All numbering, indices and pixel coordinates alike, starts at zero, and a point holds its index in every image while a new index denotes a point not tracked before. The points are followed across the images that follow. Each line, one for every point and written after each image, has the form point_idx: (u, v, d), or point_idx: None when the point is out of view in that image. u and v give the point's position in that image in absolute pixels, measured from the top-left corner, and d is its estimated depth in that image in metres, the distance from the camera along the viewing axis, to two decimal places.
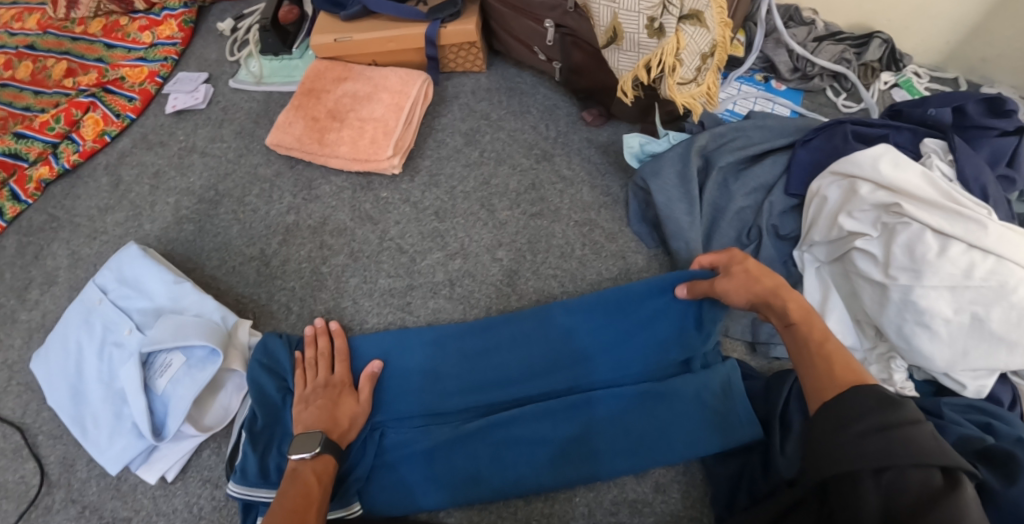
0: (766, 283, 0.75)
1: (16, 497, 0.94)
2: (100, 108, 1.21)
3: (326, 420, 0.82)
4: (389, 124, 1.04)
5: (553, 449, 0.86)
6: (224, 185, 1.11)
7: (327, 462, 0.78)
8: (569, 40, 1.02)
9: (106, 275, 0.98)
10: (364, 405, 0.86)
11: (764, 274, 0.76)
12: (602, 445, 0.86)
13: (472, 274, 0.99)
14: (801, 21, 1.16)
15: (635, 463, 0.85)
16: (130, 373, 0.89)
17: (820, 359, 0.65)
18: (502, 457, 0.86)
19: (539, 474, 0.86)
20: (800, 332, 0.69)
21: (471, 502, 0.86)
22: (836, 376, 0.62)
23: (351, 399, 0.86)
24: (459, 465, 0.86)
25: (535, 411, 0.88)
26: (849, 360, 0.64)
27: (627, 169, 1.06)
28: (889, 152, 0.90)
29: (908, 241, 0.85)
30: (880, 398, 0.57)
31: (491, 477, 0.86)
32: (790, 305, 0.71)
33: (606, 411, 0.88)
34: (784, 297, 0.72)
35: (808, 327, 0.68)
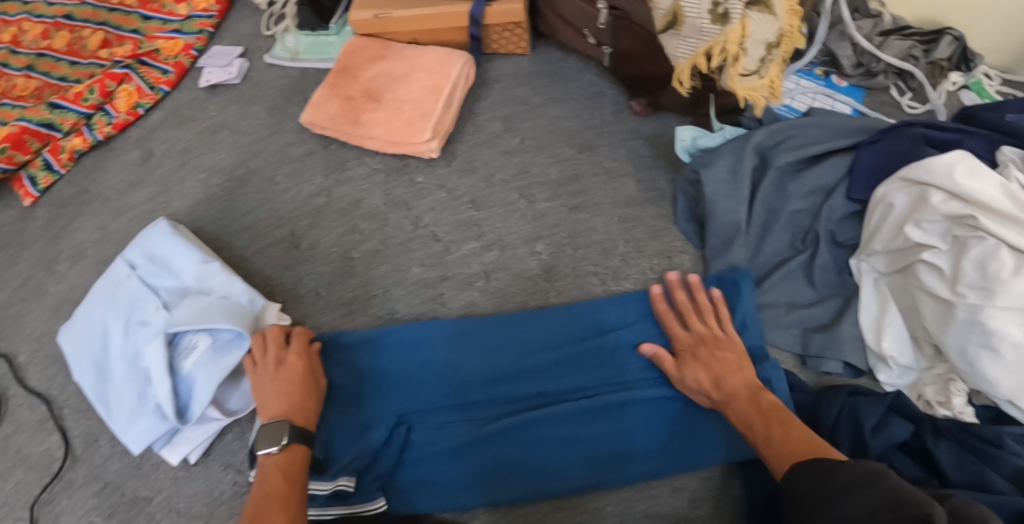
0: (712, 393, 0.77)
1: (40, 469, 0.95)
2: (134, 80, 1.18)
3: (287, 408, 0.78)
4: (427, 107, 1.00)
5: (581, 450, 0.83)
6: (254, 163, 1.08)
7: (295, 452, 0.74)
8: (622, 23, 0.95)
9: (134, 251, 0.96)
10: (322, 378, 0.85)
11: (708, 373, 0.78)
12: (632, 449, 0.83)
13: (508, 267, 0.94)
14: (867, 13, 1.03)
15: (666, 469, 0.82)
16: (155, 353, 0.86)
17: (772, 454, 0.67)
18: (523, 459, 0.83)
19: (566, 476, 0.82)
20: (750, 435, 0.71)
21: (493, 503, 0.82)
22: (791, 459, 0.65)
23: (300, 369, 0.82)
24: (482, 463, 0.83)
25: (563, 411, 0.85)
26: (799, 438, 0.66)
27: (676, 163, 1.00)
28: (965, 158, 0.82)
29: (980, 257, 0.78)
30: (823, 473, 0.58)
31: (515, 476, 0.83)
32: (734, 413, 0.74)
33: (633, 415, 0.84)
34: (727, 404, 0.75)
35: (751, 422, 0.71)
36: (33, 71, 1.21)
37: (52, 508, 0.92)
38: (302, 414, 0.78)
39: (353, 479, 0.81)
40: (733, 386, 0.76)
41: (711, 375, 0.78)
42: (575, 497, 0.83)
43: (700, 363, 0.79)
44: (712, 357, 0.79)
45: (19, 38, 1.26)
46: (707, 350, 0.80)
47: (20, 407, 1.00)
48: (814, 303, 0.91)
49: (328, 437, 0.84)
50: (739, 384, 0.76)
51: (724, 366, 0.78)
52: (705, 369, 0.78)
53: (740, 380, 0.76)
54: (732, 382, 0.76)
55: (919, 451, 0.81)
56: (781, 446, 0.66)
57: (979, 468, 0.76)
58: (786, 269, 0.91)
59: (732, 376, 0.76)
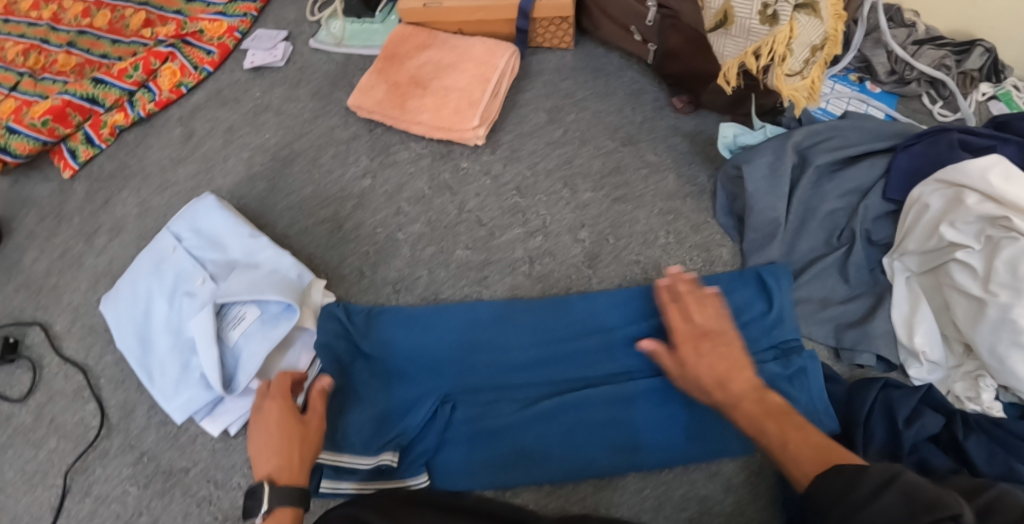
0: (715, 396, 0.71)
1: (75, 438, 0.95)
2: (178, 59, 1.20)
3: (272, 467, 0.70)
4: (475, 95, 1.02)
5: (602, 437, 0.85)
6: (299, 144, 1.09)
7: (281, 516, 0.67)
8: (669, 22, 0.98)
9: (179, 224, 0.97)
10: (312, 420, 0.77)
11: (712, 375, 0.71)
12: (648, 437, 0.85)
13: (552, 253, 0.97)
14: (901, 23, 1.09)
15: (686, 457, 0.84)
16: (202, 322, 0.87)
17: (791, 461, 0.62)
18: (550, 443, 0.85)
19: (586, 462, 0.84)
20: (763, 443, 0.66)
21: (516, 484, 0.84)
22: (809, 463, 0.60)
23: (276, 414, 0.74)
24: (513, 445, 0.85)
25: (590, 396, 0.86)
26: (817, 442, 0.61)
27: (715, 160, 1.03)
28: (1001, 162, 0.85)
29: (1011, 257, 0.81)
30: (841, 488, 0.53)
31: (540, 460, 0.84)
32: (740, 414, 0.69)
33: (652, 404, 0.85)
34: (733, 408, 0.69)
35: (766, 428, 0.65)
36: (73, 48, 1.22)
37: (87, 475, 0.93)
38: (282, 466, 0.70)
39: (397, 454, 0.84)
40: (739, 389, 0.70)
41: (715, 377, 0.71)
42: (615, 479, 0.86)
43: (702, 363, 0.72)
44: (714, 358, 0.72)
45: (59, 16, 1.26)
46: (710, 350, 0.73)
47: (56, 375, 1.00)
48: (847, 300, 0.94)
49: (369, 418, 0.85)
50: (745, 387, 0.70)
51: (727, 362, 0.72)
52: (707, 369, 0.72)
53: (742, 381, 0.70)
54: (738, 385, 0.70)
55: (948, 443, 0.83)
56: (796, 451, 0.61)
57: (1008, 461, 0.79)
58: (822, 265, 0.94)
59: (738, 378, 0.70)
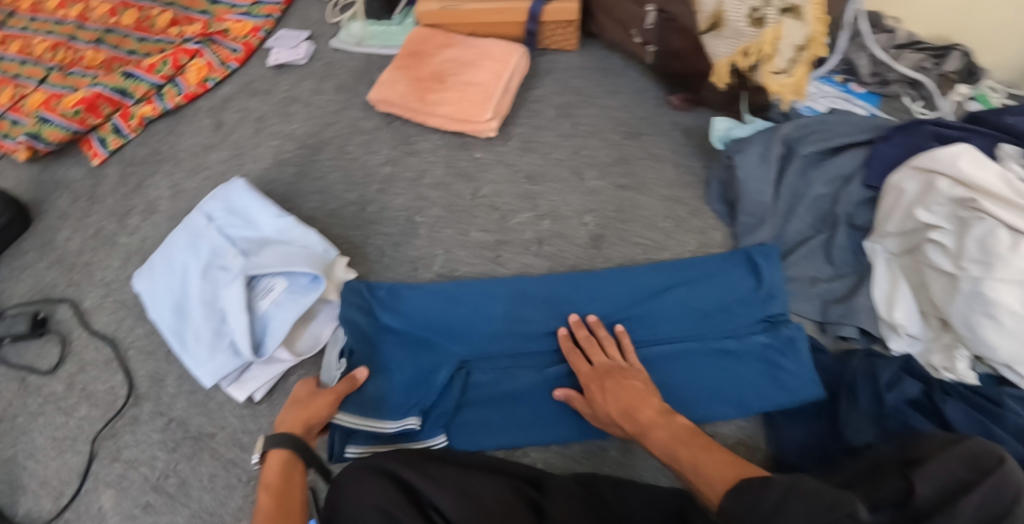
0: (626, 427, 0.79)
1: (104, 405, 1.01)
2: (205, 56, 1.27)
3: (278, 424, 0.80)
4: (490, 89, 1.10)
5: None
6: (325, 134, 1.17)
7: (275, 456, 0.75)
8: (670, 24, 1.06)
9: (212, 205, 1.04)
10: (324, 397, 0.84)
11: (619, 411, 0.81)
12: None
13: (561, 235, 1.04)
14: (882, 29, 1.20)
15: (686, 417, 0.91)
16: (235, 293, 0.94)
17: (703, 479, 0.67)
18: (556, 407, 0.91)
19: (585, 426, 0.90)
20: (674, 464, 0.73)
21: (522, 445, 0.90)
22: (718, 478, 0.66)
23: (299, 393, 0.85)
24: (525, 409, 0.91)
25: None
26: (719, 458, 0.68)
27: (710, 152, 1.12)
28: (968, 151, 0.94)
29: (981, 236, 0.89)
30: (747, 497, 0.59)
31: (547, 423, 0.91)
32: (653, 441, 0.76)
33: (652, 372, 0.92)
34: (645, 435, 0.77)
35: (679, 453, 0.72)
36: (101, 45, 1.29)
37: (116, 441, 0.97)
38: (290, 423, 0.79)
39: (420, 419, 0.89)
40: (646, 418, 0.78)
41: (624, 409, 0.80)
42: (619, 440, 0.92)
43: (610, 400, 0.82)
44: (618, 392, 0.82)
45: (87, 15, 1.34)
46: (614, 386, 0.83)
47: (86, 347, 1.05)
48: (832, 280, 1.02)
49: (394, 382, 0.91)
50: (650, 417, 0.78)
51: (632, 397, 0.81)
52: (615, 404, 0.81)
53: (649, 412, 0.79)
54: (644, 413, 0.78)
55: (930, 410, 0.89)
56: (705, 470, 0.68)
57: (984, 423, 0.86)
58: (809, 247, 1.02)
59: (642, 407, 0.79)
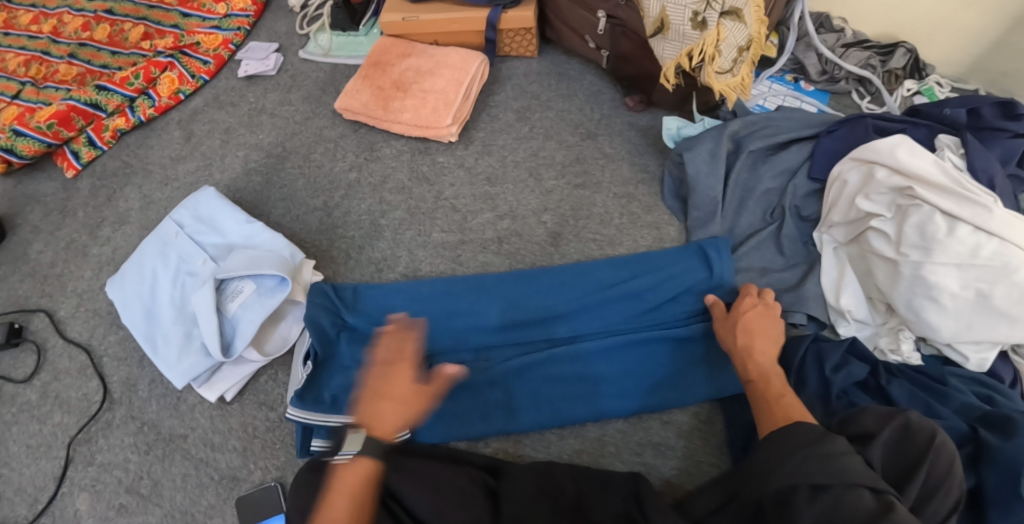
0: (741, 339, 0.88)
1: (79, 411, 1.03)
2: (176, 69, 1.31)
3: (373, 413, 0.74)
4: (450, 96, 1.14)
5: (569, 389, 0.95)
6: (292, 143, 1.21)
7: (360, 466, 0.72)
8: (619, 29, 1.12)
9: (182, 213, 1.07)
10: (422, 393, 0.76)
11: (751, 327, 0.89)
12: (611, 387, 0.95)
13: (518, 234, 1.08)
14: (830, 28, 1.24)
15: (650, 402, 0.95)
16: (204, 296, 0.97)
17: (779, 404, 0.79)
18: (526, 395, 0.95)
19: (556, 412, 0.94)
20: (758, 388, 0.83)
21: (491, 434, 0.94)
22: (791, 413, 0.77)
23: (398, 379, 0.76)
24: (496, 398, 0.95)
25: (560, 353, 0.96)
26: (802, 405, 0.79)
27: (663, 150, 1.16)
28: (906, 141, 0.99)
29: (919, 222, 0.93)
30: (818, 437, 0.70)
31: (520, 411, 0.94)
32: (753, 365, 0.85)
33: (615, 361, 0.97)
34: (750, 356, 0.86)
35: (771, 382, 0.83)
36: (74, 59, 1.33)
37: (91, 445, 1.00)
38: (379, 422, 0.73)
39: None
40: (759, 348, 0.87)
41: (750, 329, 0.89)
42: (577, 427, 0.96)
43: (754, 317, 0.91)
44: (763, 319, 0.91)
45: (59, 29, 1.37)
46: (760, 312, 0.91)
47: (61, 356, 1.08)
48: (782, 269, 1.05)
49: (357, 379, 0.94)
50: (766, 350, 0.87)
51: (765, 330, 0.89)
52: (748, 326, 0.89)
53: (769, 345, 0.88)
54: (760, 343, 0.87)
55: (874, 388, 0.93)
56: (789, 404, 0.79)
57: (927, 400, 0.89)
58: (759, 238, 1.06)
59: (766, 342, 0.88)
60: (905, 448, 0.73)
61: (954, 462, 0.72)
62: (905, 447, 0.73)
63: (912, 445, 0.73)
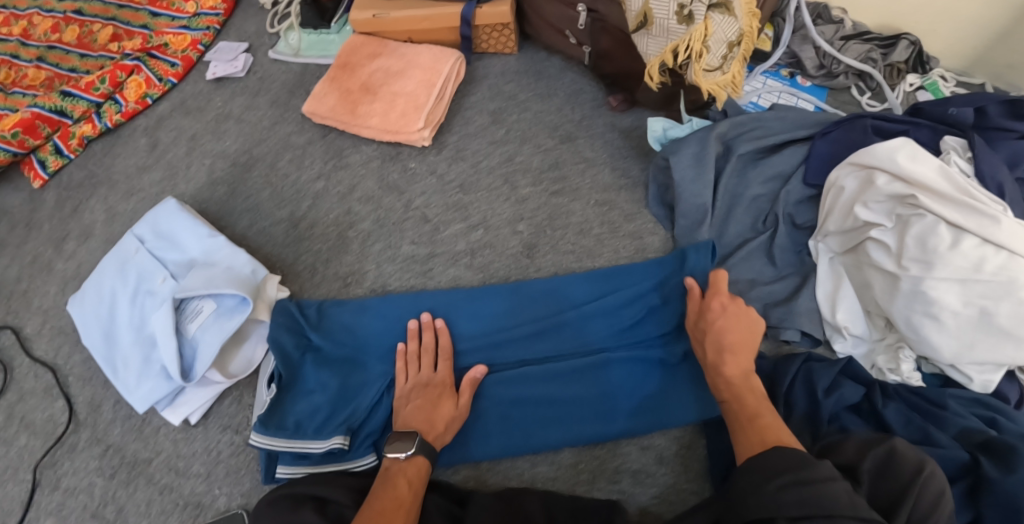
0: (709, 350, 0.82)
1: (44, 434, 1.00)
2: (143, 72, 1.25)
3: (423, 421, 0.83)
4: (420, 99, 1.08)
5: (559, 410, 0.90)
6: (258, 150, 1.16)
7: (419, 464, 0.79)
8: (599, 25, 1.05)
9: (143, 227, 1.03)
10: (464, 405, 0.87)
11: (720, 336, 0.82)
12: (602, 407, 0.90)
13: (492, 245, 1.03)
14: (829, 19, 1.15)
15: (643, 423, 0.90)
16: (162, 318, 0.93)
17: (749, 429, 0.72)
18: (513, 416, 0.90)
19: (547, 433, 0.89)
20: (732, 409, 0.76)
21: (478, 457, 0.89)
22: (763, 439, 0.70)
23: (444, 393, 0.87)
24: (482, 420, 0.90)
25: (545, 371, 0.92)
26: (779, 427, 0.71)
27: (648, 153, 1.09)
28: (907, 144, 0.91)
29: (920, 233, 0.86)
30: (792, 462, 0.62)
31: (508, 433, 0.90)
32: (725, 379, 0.79)
33: (601, 379, 0.92)
34: (718, 370, 0.80)
35: (742, 402, 0.76)
36: (43, 63, 1.27)
37: (56, 469, 0.97)
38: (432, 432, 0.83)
39: (348, 438, 0.88)
40: (728, 360, 0.79)
41: (722, 339, 0.81)
42: (551, 453, 0.91)
43: (723, 321, 0.83)
44: (735, 322, 0.82)
45: (29, 32, 1.31)
46: (733, 315, 0.83)
47: (26, 376, 1.05)
48: (774, 281, 0.98)
49: (322, 402, 0.90)
50: (740, 361, 0.79)
51: (740, 336, 0.81)
52: (713, 335, 0.82)
53: (744, 356, 0.80)
54: (732, 355, 0.80)
55: (869, 412, 0.87)
56: (763, 425, 0.71)
57: (924, 426, 0.82)
58: (748, 248, 0.99)
59: (740, 353, 0.80)
60: (887, 482, 0.65)
61: (944, 492, 0.64)
62: (887, 481, 0.65)
63: (897, 476, 0.65)
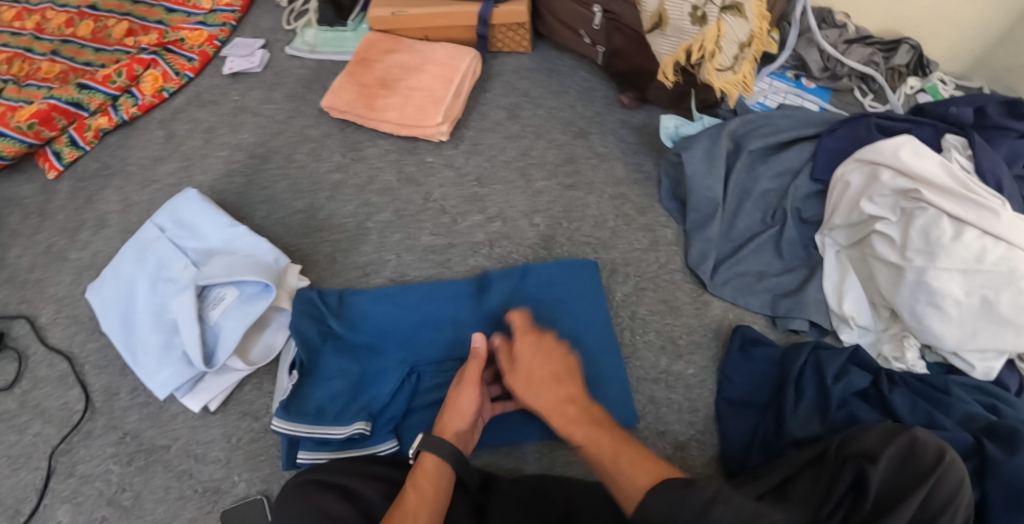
0: (544, 395, 0.78)
1: (59, 421, 1.00)
2: (160, 66, 1.27)
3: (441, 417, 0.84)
4: (438, 94, 1.10)
5: None
6: (276, 143, 1.18)
7: (426, 465, 0.77)
8: (614, 24, 1.08)
9: (163, 216, 1.04)
10: (468, 388, 0.83)
11: (543, 377, 0.79)
12: (605, 395, 0.91)
13: (509, 236, 1.05)
14: (832, 24, 1.18)
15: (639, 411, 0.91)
16: (184, 304, 0.94)
17: (619, 472, 0.65)
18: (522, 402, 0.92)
19: None
20: (591, 452, 0.71)
21: (494, 442, 0.91)
22: (630, 477, 0.64)
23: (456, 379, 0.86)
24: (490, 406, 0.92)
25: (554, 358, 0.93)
26: (643, 452, 0.67)
27: (660, 149, 1.13)
28: (910, 142, 0.95)
29: (924, 226, 0.90)
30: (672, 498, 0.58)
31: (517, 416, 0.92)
32: (569, 423, 0.75)
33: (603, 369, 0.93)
34: (558, 412, 0.76)
35: (597, 441, 0.71)
36: (57, 56, 1.28)
37: (71, 456, 0.97)
38: (449, 427, 0.82)
39: (369, 424, 0.89)
40: (558, 399, 0.77)
41: (547, 379, 0.79)
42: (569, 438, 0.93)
43: (532, 361, 0.80)
44: (542, 357, 0.80)
45: (42, 26, 1.32)
46: (541, 349, 0.81)
47: (41, 363, 1.05)
48: (782, 273, 1.01)
49: (342, 389, 0.91)
50: (569, 394, 0.77)
51: (553, 370, 0.79)
52: (536, 378, 0.79)
53: (567, 386, 0.78)
54: (565, 389, 0.78)
55: (875, 397, 0.89)
56: (628, 461, 0.66)
57: (930, 411, 0.85)
58: (758, 241, 1.02)
59: (564, 385, 0.78)
60: (905, 472, 0.67)
61: (962, 479, 0.66)
62: (907, 470, 0.67)
63: (915, 465, 0.67)
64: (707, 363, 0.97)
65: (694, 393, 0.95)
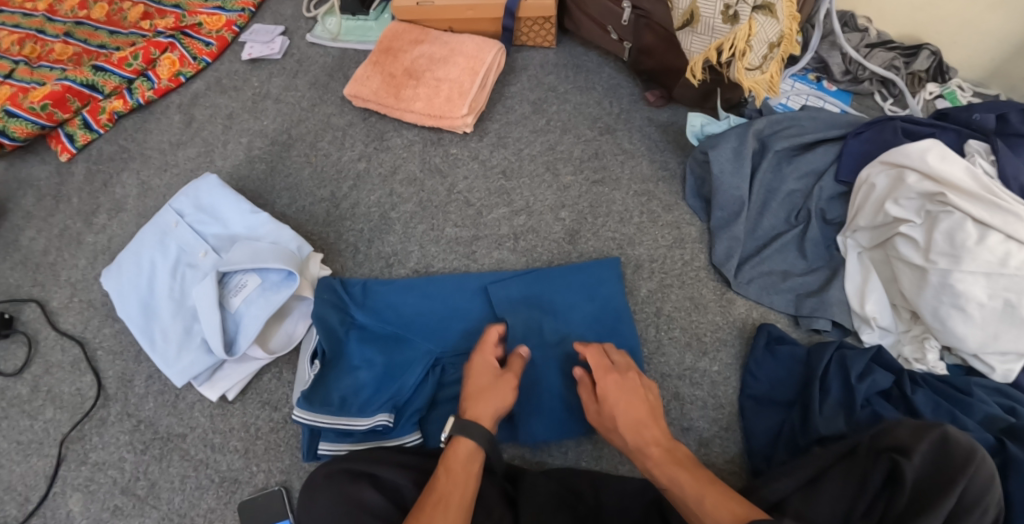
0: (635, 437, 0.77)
1: (71, 408, 0.98)
2: (177, 50, 1.25)
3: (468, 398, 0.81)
4: (465, 86, 1.10)
5: None
6: (298, 130, 1.16)
7: (458, 446, 0.76)
8: (644, 21, 1.08)
9: (182, 201, 1.02)
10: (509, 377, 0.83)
11: (628, 417, 0.79)
12: None
13: (536, 230, 1.05)
14: (855, 27, 1.20)
15: None
16: (205, 291, 0.92)
17: (705, 516, 0.66)
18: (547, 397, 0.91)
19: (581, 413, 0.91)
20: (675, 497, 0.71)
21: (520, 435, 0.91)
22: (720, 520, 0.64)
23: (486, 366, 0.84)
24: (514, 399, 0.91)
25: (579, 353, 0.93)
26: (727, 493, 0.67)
27: (685, 148, 1.13)
28: (936, 145, 0.95)
29: (948, 229, 0.90)
30: None
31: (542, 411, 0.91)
32: (653, 466, 0.74)
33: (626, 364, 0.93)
34: (642, 455, 0.76)
35: (682, 485, 0.70)
36: (70, 38, 1.25)
37: (84, 444, 0.95)
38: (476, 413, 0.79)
39: (392, 415, 0.87)
40: (648, 441, 0.76)
41: (632, 420, 0.78)
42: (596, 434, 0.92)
43: (617, 402, 0.80)
44: (628, 398, 0.80)
45: (54, 8, 1.29)
46: (625, 390, 0.80)
47: (53, 348, 1.02)
48: (806, 273, 1.02)
49: (367, 380, 0.90)
50: (658, 437, 0.77)
51: (637, 411, 0.79)
52: (622, 419, 0.79)
53: (653, 427, 0.77)
54: (651, 431, 0.77)
55: (899, 397, 0.89)
56: (715, 505, 0.66)
57: (952, 412, 0.85)
58: (782, 240, 1.03)
59: (650, 426, 0.77)
60: (937, 468, 0.65)
61: (995, 478, 0.64)
62: (938, 467, 0.65)
63: (947, 461, 0.65)
64: (731, 361, 0.97)
65: (719, 390, 0.95)
